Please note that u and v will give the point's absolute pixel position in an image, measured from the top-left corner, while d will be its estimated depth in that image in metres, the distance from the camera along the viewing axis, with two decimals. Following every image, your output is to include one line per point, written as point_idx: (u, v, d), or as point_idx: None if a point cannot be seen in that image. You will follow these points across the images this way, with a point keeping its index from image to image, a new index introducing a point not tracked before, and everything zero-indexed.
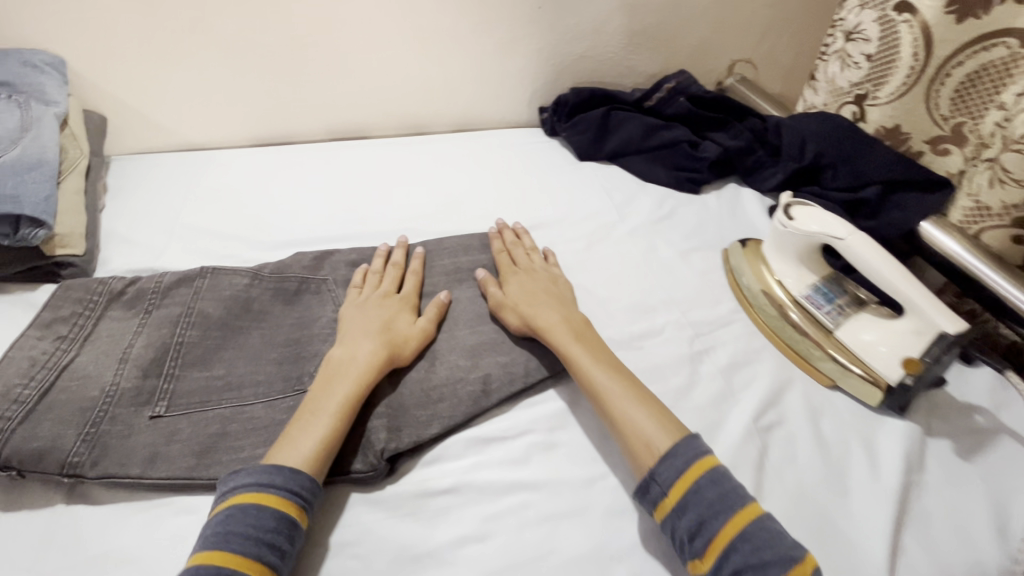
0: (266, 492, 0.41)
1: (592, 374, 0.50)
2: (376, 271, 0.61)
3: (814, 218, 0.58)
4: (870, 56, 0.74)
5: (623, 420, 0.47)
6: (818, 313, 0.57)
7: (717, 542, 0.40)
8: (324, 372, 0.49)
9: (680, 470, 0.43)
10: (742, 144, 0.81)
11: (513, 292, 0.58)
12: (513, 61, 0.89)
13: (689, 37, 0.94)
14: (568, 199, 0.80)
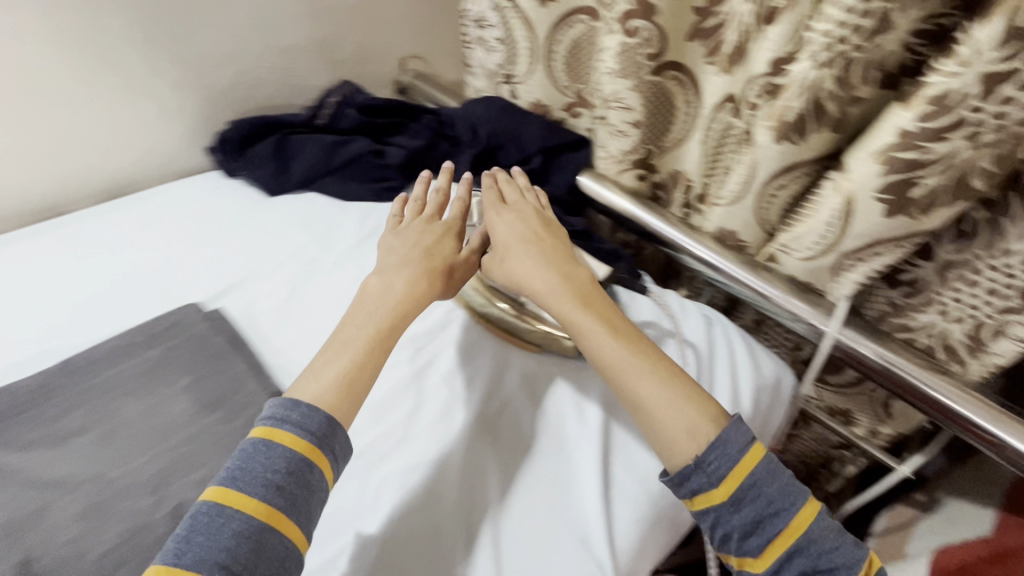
0: (278, 431, 0.44)
1: (603, 346, 0.52)
2: (418, 198, 0.65)
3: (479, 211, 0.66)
4: (500, 40, 0.81)
5: (633, 387, 0.50)
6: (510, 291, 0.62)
7: (776, 539, 0.45)
8: (356, 308, 0.54)
9: (733, 462, 0.46)
10: (422, 143, 0.82)
11: (514, 263, 0.58)
12: (146, 107, 0.76)
13: (345, 45, 0.91)
14: (260, 245, 0.71)
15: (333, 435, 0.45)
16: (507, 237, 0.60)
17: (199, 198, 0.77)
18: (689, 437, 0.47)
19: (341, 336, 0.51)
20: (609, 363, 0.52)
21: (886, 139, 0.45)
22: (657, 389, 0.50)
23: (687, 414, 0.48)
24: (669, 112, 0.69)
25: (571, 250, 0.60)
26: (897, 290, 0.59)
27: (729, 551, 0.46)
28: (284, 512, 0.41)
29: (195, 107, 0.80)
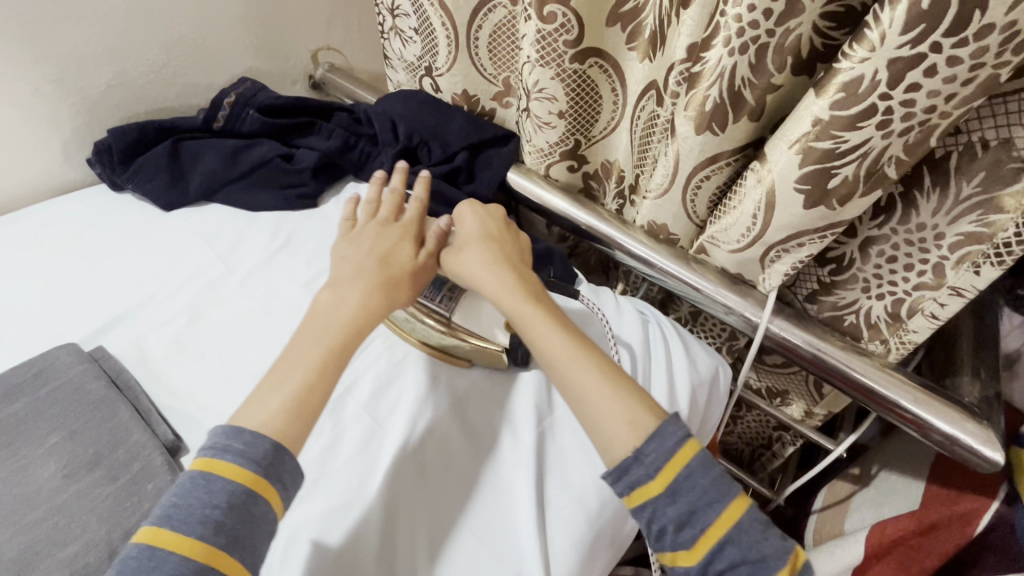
0: (216, 463, 0.40)
1: (552, 339, 0.49)
2: (372, 200, 0.60)
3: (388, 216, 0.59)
4: (416, 30, 0.76)
5: (581, 383, 0.47)
6: (434, 305, 0.57)
7: (709, 531, 0.42)
8: (304, 329, 0.48)
9: (668, 456, 0.43)
10: (337, 144, 0.76)
11: (468, 260, 0.55)
12: (4, 116, 0.65)
13: (245, 39, 0.83)
14: (151, 270, 0.64)
15: (281, 464, 0.41)
16: (468, 233, 0.58)
17: (79, 219, 0.68)
18: (632, 430, 0.44)
19: (275, 371, 0.46)
20: (557, 359, 0.49)
21: (803, 128, 0.43)
22: (605, 383, 0.47)
23: (628, 407, 0.45)
24: (595, 102, 0.66)
25: (520, 252, 0.58)
26: (822, 267, 0.58)
27: (663, 546, 0.44)
28: (227, 551, 0.38)
29: (67, 113, 0.70)
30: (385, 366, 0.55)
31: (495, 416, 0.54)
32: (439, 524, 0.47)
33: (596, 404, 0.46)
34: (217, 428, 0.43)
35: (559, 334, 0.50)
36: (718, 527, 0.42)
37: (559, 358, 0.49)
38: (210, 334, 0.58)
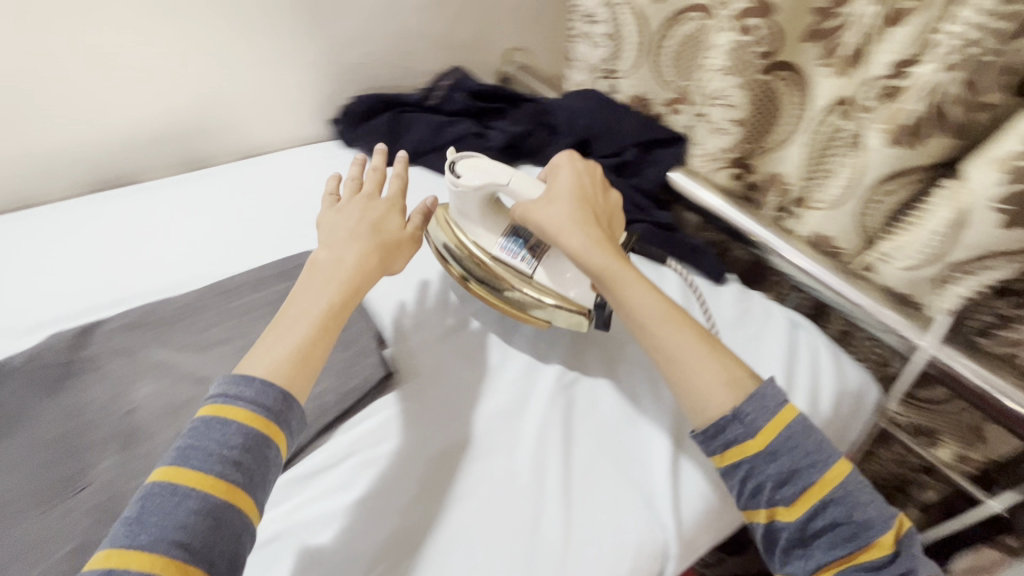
0: (231, 407, 0.43)
1: (636, 301, 0.53)
2: (354, 177, 0.62)
3: (478, 169, 0.60)
4: (608, 35, 0.84)
5: (665, 342, 0.51)
6: (518, 264, 0.61)
7: (812, 490, 0.46)
8: (313, 275, 0.52)
9: (769, 415, 0.48)
10: (522, 129, 0.87)
11: (551, 216, 0.56)
12: (282, 77, 0.85)
13: (456, 33, 0.97)
14: None
15: (287, 410, 0.45)
16: (557, 184, 0.59)
17: (321, 164, 0.87)
18: (730, 391, 0.49)
19: (294, 308, 0.49)
20: (643, 320, 0.52)
21: (1009, 148, 0.45)
22: (690, 342, 0.51)
23: (724, 371, 0.50)
24: (773, 111, 0.68)
25: (602, 211, 0.60)
26: (1005, 300, 0.55)
27: (757, 503, 0.47)
28: (242, 488, 0.41)
29: (322, 81, 0.89)
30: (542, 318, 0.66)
31: (636, 376, 0.61)
32: (583, 448, 0.55)
33: (683, 364, 0.51)
34: (223, 379, 0.45)
35: (645, 294, 0.53)
36: (820, 489, 0.46)
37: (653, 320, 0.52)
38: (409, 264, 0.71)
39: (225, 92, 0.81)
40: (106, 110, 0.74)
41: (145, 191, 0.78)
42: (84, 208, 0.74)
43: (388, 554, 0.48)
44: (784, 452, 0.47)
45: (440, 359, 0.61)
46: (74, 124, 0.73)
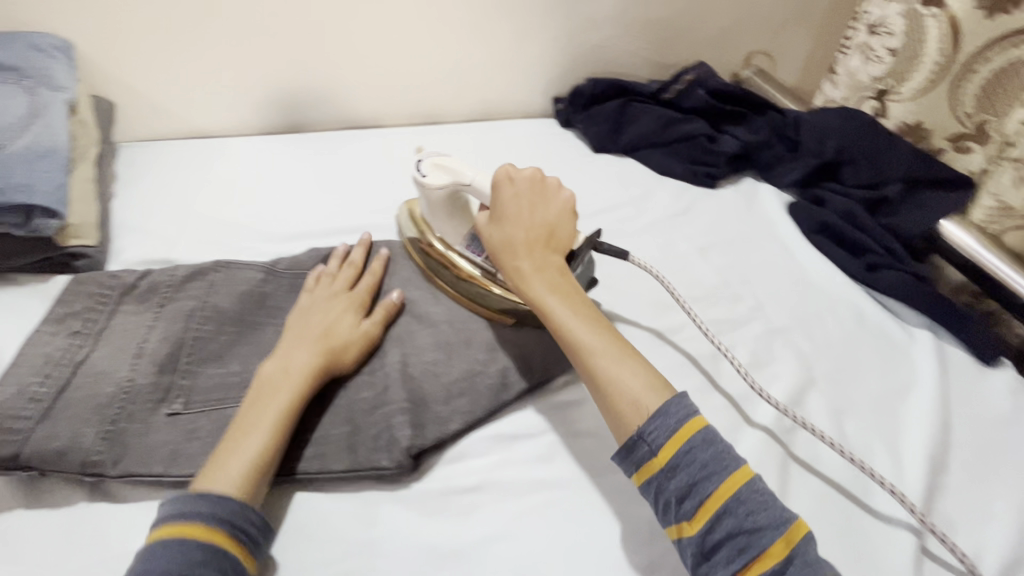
0: (186, 524, 0.38)
1: (565, 328, 0.45)
2: (329, 271, 0.57)
3: (444, 169, 0.56)
4: (896, 51, 0.73)
5: (597, 379, 0.43)
6: (481, 261, 0.57)
7: (708, 504, 0.38)
8: (259, 390, 0.46)
9: (671, 434, 0.40)
10: (760, 138, 0.81)
11: (496, 237, 0.51)
12: (525, 49, 0.86)
13: (703, 28, 0.92)
14: (580, 192, 0.77)
15: (250, 519, 0.40)
16: (501, 202, 0.51)
17: (539, 141, 0.87)
18: (633, 415, 0.41)
19: (248, 412, 0.44)
20: (577, 345, 0.45)
21: None
22: (636, 384, 0.42)
23: (639, 391, 0.42)
24: None
25: (537, 224, 0.50)
26: None
27: (665, 517, 0.39)
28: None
29: (563, 59, 0.89)
30: (762, 348, 0.58)
31: (877, 444, 0.51)
32: (804, 506, 0.47)
33: (600, 399, 0.43)
34: (169, 498, 0.40)
35: (589, 327, 0.45)
36: (716, 501, 0.38)
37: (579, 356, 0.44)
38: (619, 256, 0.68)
39: (472, 57, 0.85)
40: (372, 59, 0.81)
41: (384, 138, 0.84)
42: (338, 143, 0.82)
43: (573, 553, 0.43)
44: (704, 471, 0.38)
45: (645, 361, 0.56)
46: (346, 66, 0.81)
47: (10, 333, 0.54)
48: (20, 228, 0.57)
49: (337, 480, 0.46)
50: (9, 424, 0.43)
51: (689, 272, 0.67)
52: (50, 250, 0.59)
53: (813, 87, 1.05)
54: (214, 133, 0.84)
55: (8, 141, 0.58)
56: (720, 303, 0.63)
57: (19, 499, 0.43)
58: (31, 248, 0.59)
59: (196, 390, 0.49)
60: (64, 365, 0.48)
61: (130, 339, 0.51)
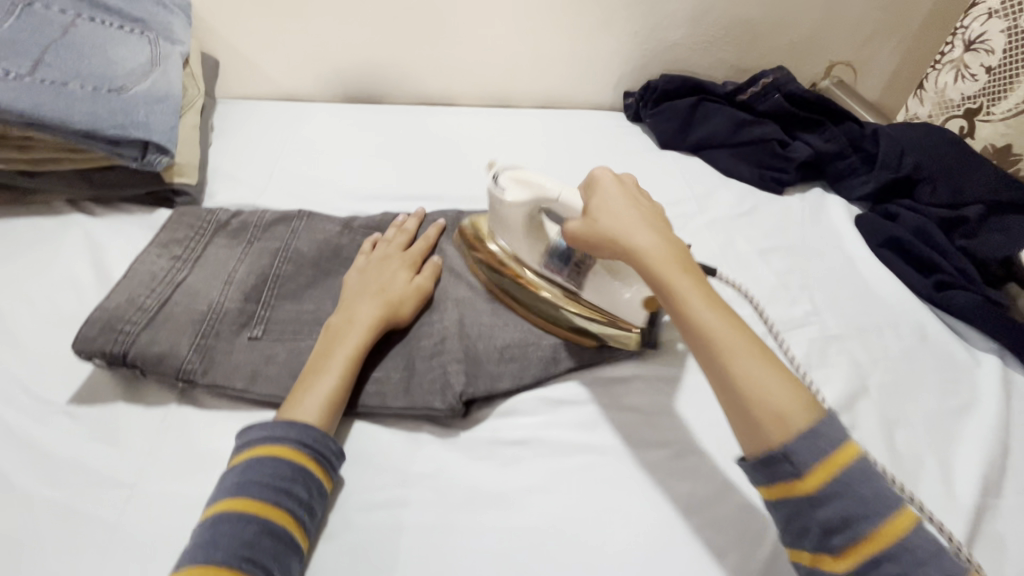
0: (272, 445, 0.42)
1: (700, 323, 0.42)
2: (384, 237, 0.61)
3: (525, 184, 0.53)
4: (992, 70, 0.71)
5: (739, 379, 0.40)
6: (561, 278, 0.55)
7: (865, 543, 0.36)
8: (326, 338, 0.50)
9: (821, 456, 0.38)
10: (835, 148, 0.79)
11: (607, 219, 0.48)
12: (606, 40, 0.87)
13: (788, 33, 0.90)
14: (644, 185, 0.79)
15: (328, 445, 0.44)
16: (602, 189, 0.50)
17: (608, 132, 0.88)
18: (780, 428, 0.39)
19: (318, 356, 0.48)
20: (716, 341, 0.42)
21: None
22: (779, 387, 0.40)
23: (784, 390, 0.40)
24: None
25: (641, 210, 0.49)
26: None
27: (797, 542, 0.38)
28: (296, 514, 0.40)
29: (640, 53, 0.89)
30: (816, 351, 0.58)
31: (927, 458, 0.50)
32: None
33: (738, 402, 0.40)
34: (254, 423, 0.44)
35: (722, 317, 0.42)
36: (877, 542, 0.36)
37: (723, 349, 0.41)
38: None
39: (553, 45, 0.86)
40: (458, 39, 0.84)
41: (459, 116, 0.87)
42: (413, 116, 0.86)
43: (607, 515, 0.44)
44: (864, 505, 0.36)
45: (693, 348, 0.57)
46: (432, 43, 0.84)
47: (120, 253, 0.61)
48: (136, 160, 0.63)
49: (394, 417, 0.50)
50: (119, 326, 0.48)
51: (746, 271, 0.67)
52: (158, 184, 0.66)
53: (895, 104, 1.02)
54: (303, 97, 0.89)
55: (133, 83, 0.65)
56: (776, 304, 0.63)
57: (122, 394, 0.49)
58: (143, 181, 0.65)
59: (274, 321, 0.53)
60: (166, 283, 0.53)
61: (221, 268, 0.56)
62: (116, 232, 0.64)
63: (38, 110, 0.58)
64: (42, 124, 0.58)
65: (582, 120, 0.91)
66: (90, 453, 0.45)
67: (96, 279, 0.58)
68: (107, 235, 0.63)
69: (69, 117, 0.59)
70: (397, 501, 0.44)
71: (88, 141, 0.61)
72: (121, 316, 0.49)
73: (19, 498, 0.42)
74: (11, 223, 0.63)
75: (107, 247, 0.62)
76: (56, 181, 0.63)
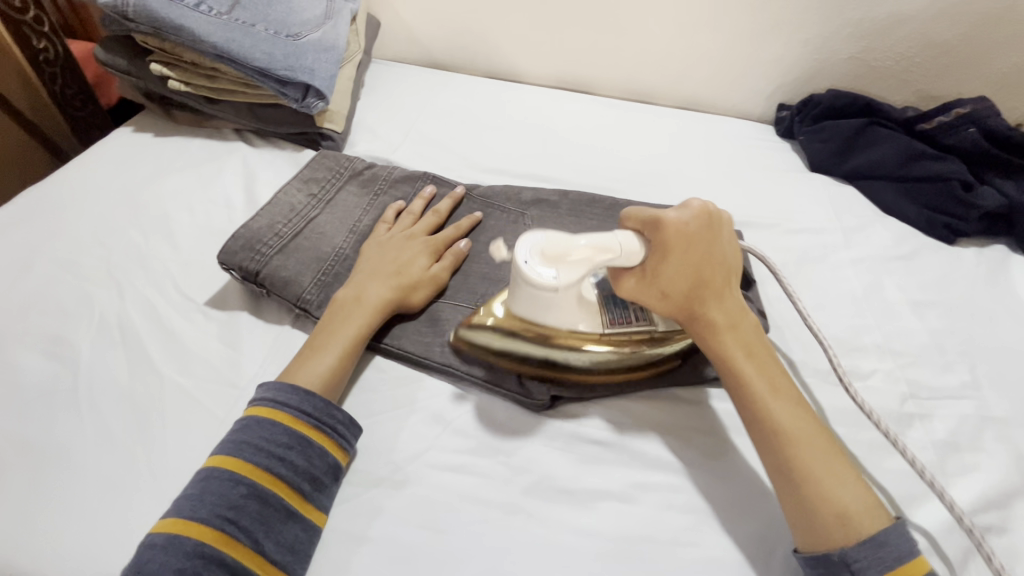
0: (276, 409, 0.43)
1: (766, 405, 0.41)
2: (412, 213, 0.59)
3: (570, 261, 0.42)
4: None
5: (806, 484, 0.38)
6: (635, 326, 0.47)
7: None
8: (334, 310, 0.49)
9: (887, 571, 0.35)
10: None
11: (679, 289, 0.43)
12: (770, 44, 0.80)
13: (1001, 60, 0.76)
14: (785, 207, 0.72)
15: (332, 416, 0.44)
16: (678, 246, 0.43)
17: (750, 144, 0.81)
18: (840, 534, 0.36)
19: (323, 331, 0.48)
20: (781, 432, 0.40)
21: None
22: (849, 493, 0.38)
23: (853, 499, 0.37)
24: None
25: (715, 270, 0.44)
26: None
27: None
28: (287, 481, 0.41)
29: (807, 65, 0.81)
30: (969, 430, 0.49)
31: None
32: None
33: (795, 505, 0.38)
34: (267, 383, 0.45)
35: (790, 410, 0.41)
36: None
37: (792, 438, 0.39)
38: (812, 284, 0.62)
39: (709, 43, 0.81)
40: (611, 24, 0.81)
41: (594, 105, 0.85)
42: (547, 98, 0.85)
43: (681, 545, 0.41)
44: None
45: (810, 391, 0.52)
46: (584, 26, 0.82)
47: (267, 181, 0.67)
48: (295, 101, 0.69)
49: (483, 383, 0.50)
50: (257, 247, 0.53)
51: (893, 321, 0.58)
52: (307, 126, 0.71)
53: None
54: (450, 67, 0.92)
55: (307, 31, 0.70)
56: (925, 367, 0.54)
57: (249, 306, 0.54)
58: (297, 121, 0.71)
59: None
60: (301, 217, 0.57)
61: (347, 215, 0.59)
62: (268, 163, 0.70)
63: (229, 45, 0.65)
64: (229, 58, 0.66)
65: (724, 126, 0.84)
66: (215, 352, 0.50)
67: (244, 202, 0.64)
68: (260, 165, 0.69)
69: (251, 54, 0.65)
70: (469, 467, 0.44)
71: (261, 79, 0.67)
72: (260, 239, 0.53)
73: (152, 376, 0.48)
74: (189, 142, 0.72)
75: (259, 174, 0.68)
76: (229, 111, 0.71)
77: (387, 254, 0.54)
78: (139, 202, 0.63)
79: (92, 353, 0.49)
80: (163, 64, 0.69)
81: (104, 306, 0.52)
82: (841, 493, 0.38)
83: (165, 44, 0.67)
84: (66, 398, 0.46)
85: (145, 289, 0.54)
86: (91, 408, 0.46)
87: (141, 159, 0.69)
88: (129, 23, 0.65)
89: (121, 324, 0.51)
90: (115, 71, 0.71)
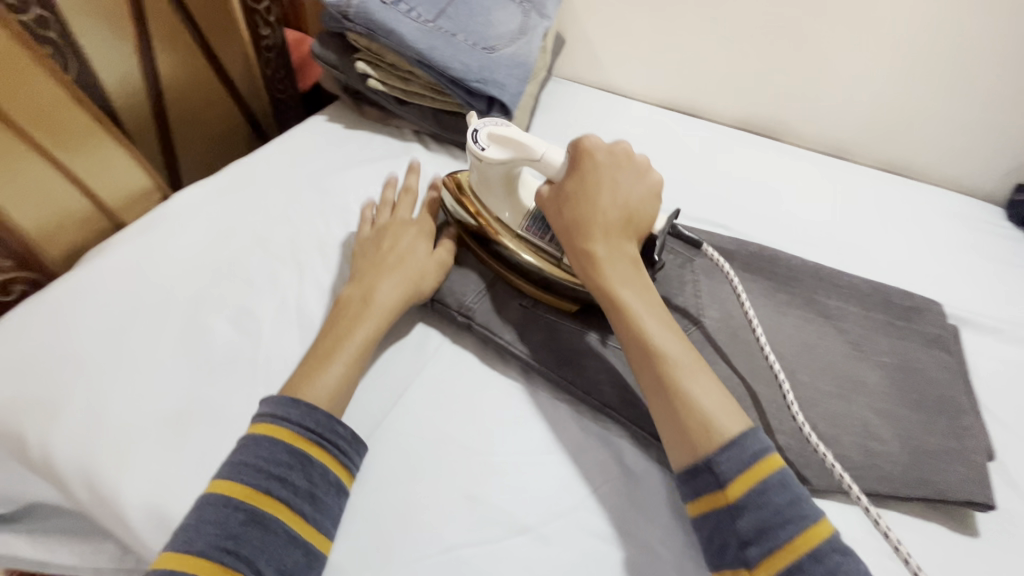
0: (275, 425, 0.41)
1: (643, 328, 0.43)
2: (390, 206, 0.60)
3: (506, 143, 0.51)
4: None
5: (668, 386, 0.40)
6: (543, 244, 0.52)
7: None
8: (342, 313, 0.49)
9: (748, 482, 0.37)
10: None
11: (570, 210, 0.48)
12: (1022, 114, 0.67)
13: None
14: (1006, 312, 0.61)
15: (335, 431, 0.42)
16: (584, 175, 0.49)
17: (966, 225, 0.70)
18: (704, 440, 0.38)
19: (331, 333, 0.48)
20: (652, 351, 0.42)
21: None
22: (712, 402, 0.40)
23: (717, 409, 0.39)
24: None
25: (617, 203, 0.48)
26: None
27: None
28: (288, 504, 0.39)
29: None
30: None
31: None
32: None
33: (672, 422, 0.40)
34: (274, 395, 0.43)
35: (663, 331, 0.43)
36: None
37: (659, 352, 0.42)
38: None
39: (935, 103, 0.70)
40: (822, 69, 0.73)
41: (778, 153, 0.78)
42: (725, 139, 0.79)
43: None
44: None
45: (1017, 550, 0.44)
46: (787, 67, 0.75)
47: None
48: (479, 113, 0.70)
49: (637, 444, 0.47)
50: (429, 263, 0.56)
51: None
52: None
53: None
54: (623, 92, 0.89)
55: (502, 45, 0.71)
56: None
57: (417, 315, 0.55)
58: None
59: None
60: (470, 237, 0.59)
61: None
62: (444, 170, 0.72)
63: (431, 52, 0.66)
64: (428, 64, 0.67)
65: (935, 198, 0.73)
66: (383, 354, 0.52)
67: None
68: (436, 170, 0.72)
69: (450, 64, 0.67)
70: (618, 538, 0.42)
71: (453, 87, 0.68)
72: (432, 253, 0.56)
73: None
74: (373, 137, 0.76)
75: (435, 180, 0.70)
76: (415, 114, 0.74)
77: (376, 252, 0.54)
78: (326, 188, 0.67)
79: (273, 329, 0.52)
80: (367, 63, 0.73)
81: (287, 286, 0.55)
82: (705, 402, 0.40)
83: (373, 44, 0.70)
84: (245, 369, 0.49)
85: (322, 275, 0.57)
86: (266, 383, 0.48)
87: (330, 147, 0.73)
88: (347, 22, 0.69)
89: (300, 307, 0.54)
90: (324, 63, 0.76)
